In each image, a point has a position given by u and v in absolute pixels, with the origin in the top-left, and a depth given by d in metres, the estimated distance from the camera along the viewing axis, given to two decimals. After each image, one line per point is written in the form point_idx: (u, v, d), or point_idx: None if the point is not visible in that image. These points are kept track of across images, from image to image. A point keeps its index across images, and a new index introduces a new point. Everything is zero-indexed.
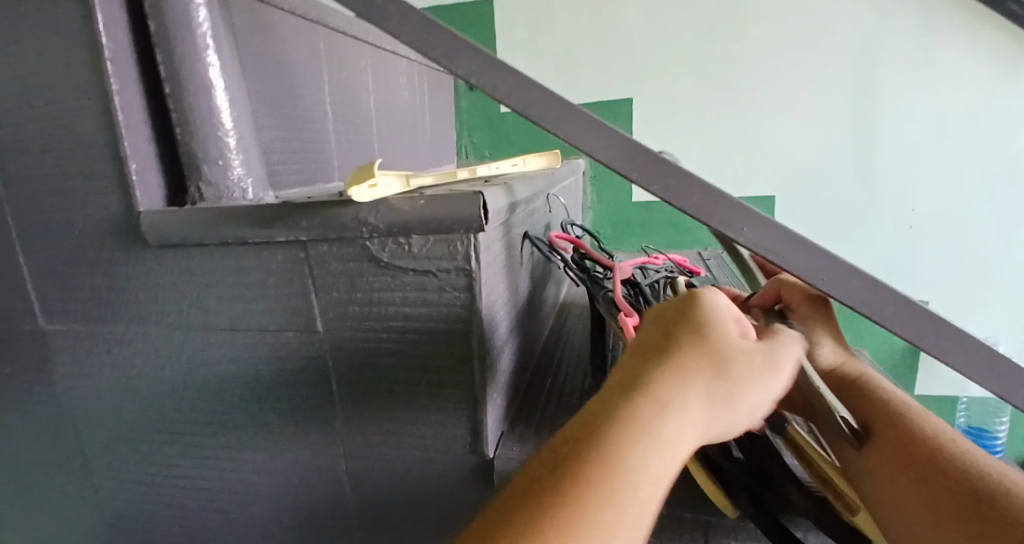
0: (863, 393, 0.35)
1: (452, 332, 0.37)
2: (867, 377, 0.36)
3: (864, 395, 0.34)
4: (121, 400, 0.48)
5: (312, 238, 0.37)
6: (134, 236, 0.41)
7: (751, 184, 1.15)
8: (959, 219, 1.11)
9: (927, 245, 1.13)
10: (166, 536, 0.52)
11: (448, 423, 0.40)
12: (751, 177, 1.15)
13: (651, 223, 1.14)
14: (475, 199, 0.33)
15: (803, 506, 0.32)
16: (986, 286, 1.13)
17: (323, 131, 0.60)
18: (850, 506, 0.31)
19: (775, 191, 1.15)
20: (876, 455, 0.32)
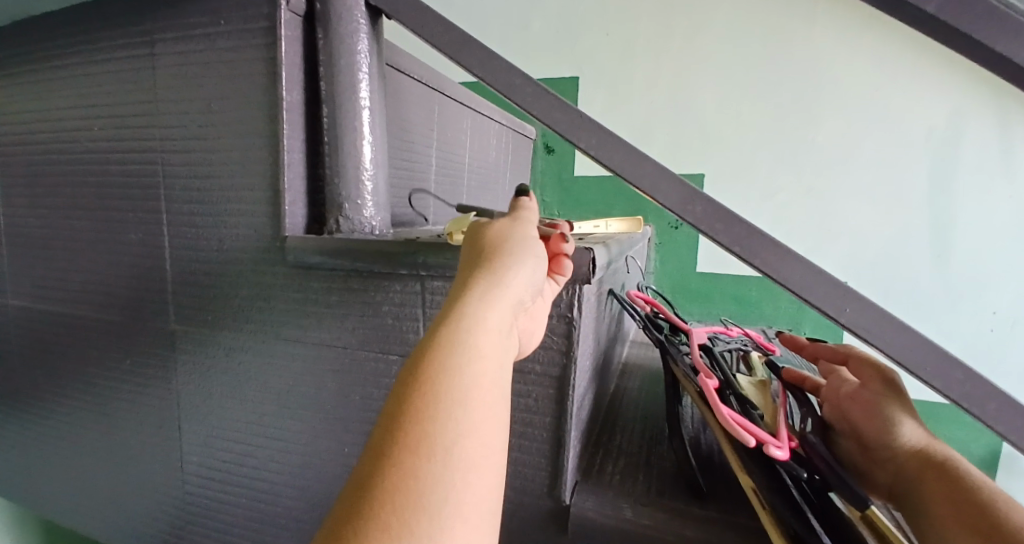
0: (950, 479, 0.35)
1: (546, 374, 0.40)
2: (952, 461, 0.36)
3: (939, 473, 0.35)
4: (225, 401, 0.53)
5: (431, 274, 0.41)
6: (274, 257, 0.47)
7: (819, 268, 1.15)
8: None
9: (1012, 348, 1.08)
10: (237, 536, 0.56)
11: (530, 461, 0.42)
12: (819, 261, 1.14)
13: (713, 295, 1.15)
14: (585, 255, 0.37)
15: None
16: None
17: (427, 180, 0.67)
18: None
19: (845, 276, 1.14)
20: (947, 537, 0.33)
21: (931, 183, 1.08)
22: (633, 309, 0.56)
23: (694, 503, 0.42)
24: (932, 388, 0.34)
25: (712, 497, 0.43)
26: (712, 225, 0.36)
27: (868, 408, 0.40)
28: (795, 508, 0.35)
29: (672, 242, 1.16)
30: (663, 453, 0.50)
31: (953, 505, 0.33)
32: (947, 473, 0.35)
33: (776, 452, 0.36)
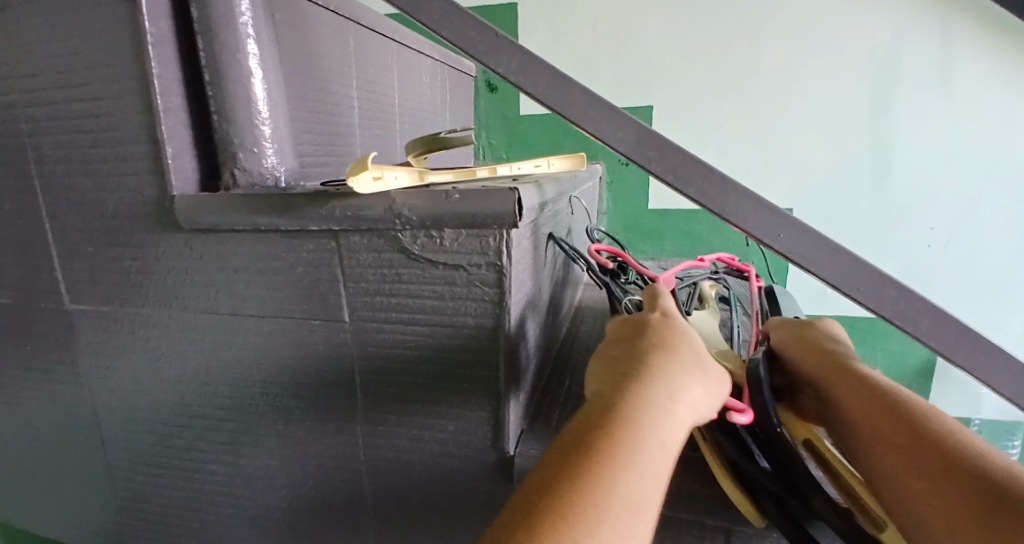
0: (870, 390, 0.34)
1: (480, 327, 0.37)
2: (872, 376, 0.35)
3: (864, 390, 0.34)
4: (141, 384, 0.49)
5: (345, 228, 0.37)
6: (166, 220, 0.41)
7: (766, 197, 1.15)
8: (978, 237, 1.10)
9: (945, 261, 1.12)
10: (178, 521, 0.53)
11: (470, 418, 0.40)
12: (767, 189, 1.14)
13: (665, 231, 1.14)
14: (510, 195, 0.33)
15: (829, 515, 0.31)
16: (1005, 303, 1.13)
17: (350, 125, 0.61)
18: (875, 520, 0.30)
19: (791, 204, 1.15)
20: (884, 461, 0.30)
21: (872, 104, 1.08)
22: (577, 252, 0.54)
23: None
24: (866, 309, 0.33)
25: None
26: (644, 153, 0.33)
27: (805, 348, 0.40)
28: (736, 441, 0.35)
29: (623, 180, 1.13)
30: None
31: (891, 426, 0.31)
32: (870, 390, 0.34)
33: (740, 418, 0.33)
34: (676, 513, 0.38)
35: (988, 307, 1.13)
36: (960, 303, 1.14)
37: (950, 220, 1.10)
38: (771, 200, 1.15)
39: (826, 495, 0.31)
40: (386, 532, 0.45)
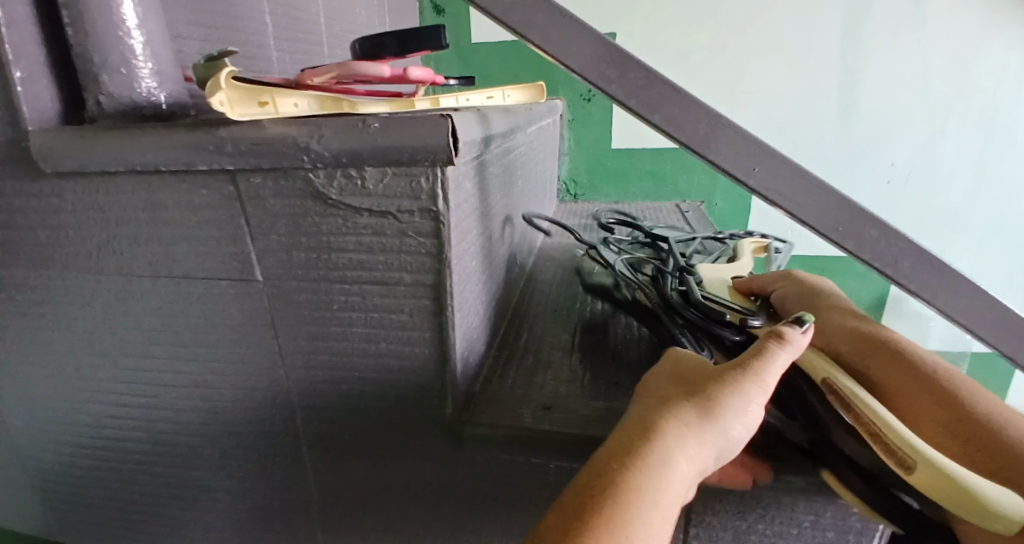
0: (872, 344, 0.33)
1: (417, 284, 0.32)
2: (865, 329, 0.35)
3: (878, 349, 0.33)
4: (30, 359, 0.42)
5: (245, 169, 0.30)
6: (26, 163, 0.34)
7: None
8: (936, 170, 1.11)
9: (905, 198, 1.13)
10: (103, 503, 0.48)
11: (410, 383, 0.35)
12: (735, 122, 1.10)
13: (627, 171, 1.10)
14: (441, 123, 0.27)
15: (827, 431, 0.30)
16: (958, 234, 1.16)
17: (262, 48, 0.52)
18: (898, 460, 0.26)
19: None
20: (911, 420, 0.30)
21: (843, 32, 1.03)
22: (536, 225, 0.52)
23: (599, 401, 0.38)
24: (843, 250, 0.30)
25: (621, 393, 0.39)
26: (604, 73, 0.28)
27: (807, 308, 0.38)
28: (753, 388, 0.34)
29: (586, 117, 1.06)
30: (570, 350, 0.46)
31: (939, 401, 0.29)
32: (904, 360, 0.32)
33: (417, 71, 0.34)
34: None
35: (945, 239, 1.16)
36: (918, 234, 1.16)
37: (911, 154, 1.09)
38: None
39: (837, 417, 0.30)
40: (331, 507, 0.42)
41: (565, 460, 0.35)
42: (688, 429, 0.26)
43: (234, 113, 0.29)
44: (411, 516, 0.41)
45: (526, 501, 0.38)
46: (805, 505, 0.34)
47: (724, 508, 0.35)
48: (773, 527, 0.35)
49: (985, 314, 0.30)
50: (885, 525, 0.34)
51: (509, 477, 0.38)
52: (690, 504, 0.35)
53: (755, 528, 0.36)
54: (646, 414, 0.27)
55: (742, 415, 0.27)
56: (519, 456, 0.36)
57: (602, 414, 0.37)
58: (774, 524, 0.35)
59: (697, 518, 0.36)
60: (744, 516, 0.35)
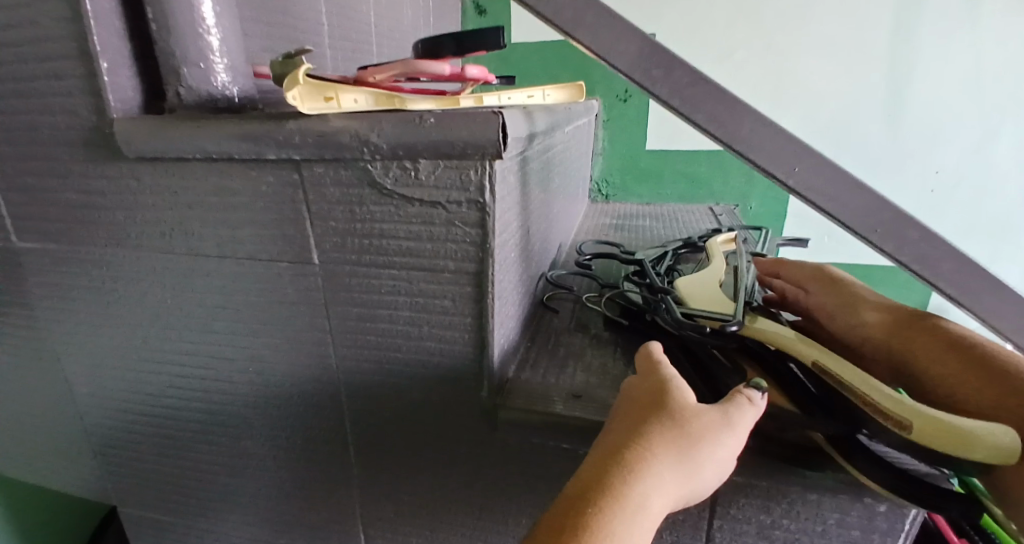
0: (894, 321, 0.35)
1: (461, 271, 0.34)
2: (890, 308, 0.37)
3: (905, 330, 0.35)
4: (100, 329, 0.45)
5: (308, 158, 0.32)
6: (109, 147, 0.37)
7: None
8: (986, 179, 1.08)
9: (950, 205, 1.10)
10: (157, 466, 0.51)
11: (451, 365, 0.37)
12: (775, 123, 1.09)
13: (661, 172, 1.10)
14: (493, 119, 0.29)
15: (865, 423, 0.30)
16: (1005, 244, 1.12)
17: (315, 44, 0.55)
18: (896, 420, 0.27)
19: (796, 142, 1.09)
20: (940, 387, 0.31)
21: (892, 34, 1.00)
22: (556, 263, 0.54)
23: None
24: (879, 252, 0.30)
25: None
26: (649, 73, 0.29)
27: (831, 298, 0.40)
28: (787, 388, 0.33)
29: (622, 117, 1.07)
30: (602, 344, 0.47)
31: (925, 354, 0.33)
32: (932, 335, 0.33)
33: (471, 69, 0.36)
34: None
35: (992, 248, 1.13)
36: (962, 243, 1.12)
37: (959, 160, 1.06)
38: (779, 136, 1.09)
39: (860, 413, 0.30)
40: (369, 479, 0.44)
41: (596, 445, 0.37)
42: (665, 471, 0.26)
43: (303, 107, 0.32)
44: (445, 493, 0.43)
45: (557, 485, 0.40)
46: (831, 502, 0.34)
47: (749, 502, 0.36)
48: (798, 523, 0.36)
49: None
50: (911, 526, 0.34)
51: (541, 460, 0.39)
52: (716, 495, 0.36)
53: (779, 522, 0.36)
54: (620, 443, 0.27)
55: (715, 459, 0.27)
56: (552, 440, 0.38)
57: None
58: (799, 520, 0.35)
59: (722, 510, 0.37)
60: (769, 511, 0.36)
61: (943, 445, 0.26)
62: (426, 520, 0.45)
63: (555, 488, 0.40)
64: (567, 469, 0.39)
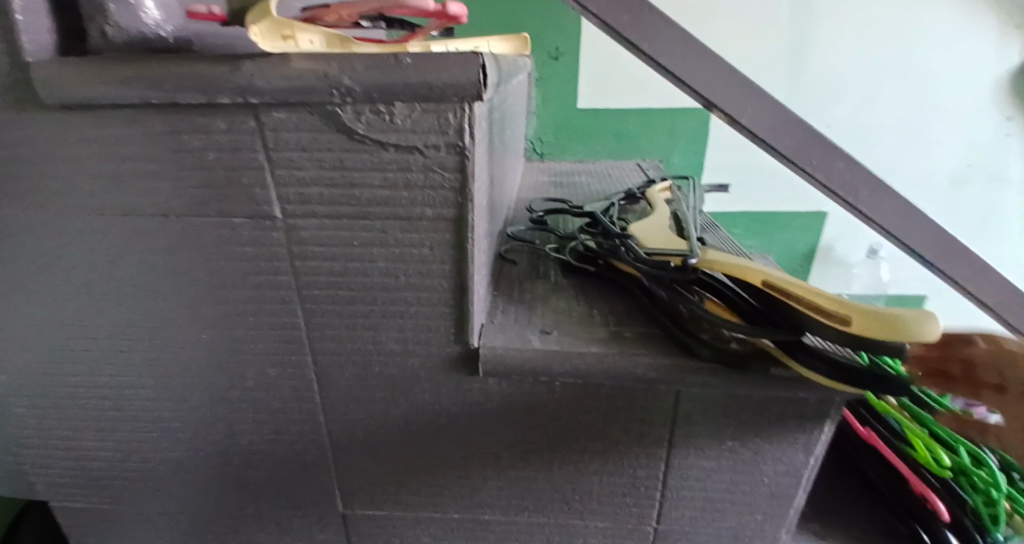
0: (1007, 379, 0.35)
1: (439, 218, 0.33)
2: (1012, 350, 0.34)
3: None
4: (18, 308, 0.40)
5: (270, 104, 0.30)
6: (23, 96, 0.32)
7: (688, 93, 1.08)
8: (892, 139, 1.16)
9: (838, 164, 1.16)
10: (98, 453, 0.47)
11: (428, 314, 0.37)
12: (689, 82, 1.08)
13: (592, 130, 1.13)
14: (473, 61, 0.29)
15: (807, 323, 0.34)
16: None
17: None
18: (839, 319, 0.32)
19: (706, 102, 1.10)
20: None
21: None
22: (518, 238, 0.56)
23: (595, 329, 0.42)
24: None
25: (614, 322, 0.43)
26: None
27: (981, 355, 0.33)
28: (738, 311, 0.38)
29: (554, 76, 1.08)
30: (561, 289, 0.49)
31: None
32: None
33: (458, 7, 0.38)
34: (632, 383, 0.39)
35: None
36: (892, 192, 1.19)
37: (845, 123, 1.13)
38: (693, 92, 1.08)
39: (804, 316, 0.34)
40: (341, 439, 0.44)
41: (572, 377, 0.39)
42: None
43: (263, 47, 0.30)
44: (423, 442, 0.43)
45: (532, 420, 0.42)
46: (771, 402, 0.39)
47: (704, 411, 0.40)
48: (743, 423, 0.41)
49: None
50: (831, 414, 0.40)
51: (517, 398, 0.41)
52: (676, 408, 0.40)
53: (728, 426, 0.41)
54: None
55: None
56: (529, 377, 0.39)
57: (601, 337, 0.40)
58: (746, 421, 0.40)
59: (680, 421, 0.41)
60: (719, 416, 0.41)
61: (877, 335, 0.30)
62: (402, 473, 0.45)
63: (530, 425, 0.42)
64: (542, 403, 0.41)
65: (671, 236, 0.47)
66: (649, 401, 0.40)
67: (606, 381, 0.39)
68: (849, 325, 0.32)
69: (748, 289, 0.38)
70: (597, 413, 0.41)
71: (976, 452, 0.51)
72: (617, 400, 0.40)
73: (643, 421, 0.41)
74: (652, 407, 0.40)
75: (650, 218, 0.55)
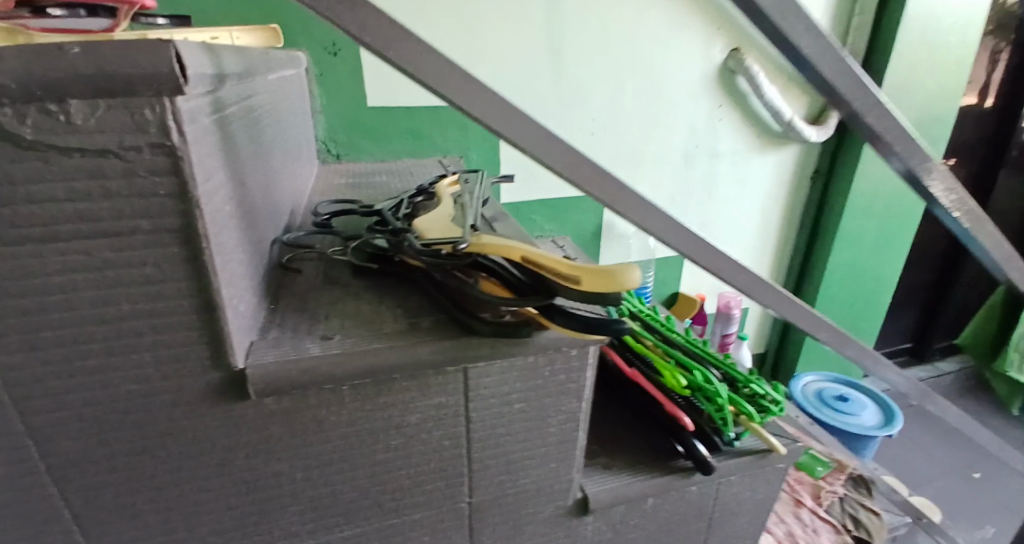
0: None
1: (160, 230, 0.29)
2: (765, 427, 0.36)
3: None
4: None
5: None
6: None
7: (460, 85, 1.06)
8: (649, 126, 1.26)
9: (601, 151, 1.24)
10: None
11: (173, 341, 0.32)
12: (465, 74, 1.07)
13: (386, 128, 1.11)
14: (160, 50, 0.25)
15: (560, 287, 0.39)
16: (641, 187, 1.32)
17: None
18: (580, 281, 0.37)
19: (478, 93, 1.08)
20: None
21: None
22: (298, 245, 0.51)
23: (379, 325, 0.41)
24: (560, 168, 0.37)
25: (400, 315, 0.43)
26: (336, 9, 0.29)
27: None
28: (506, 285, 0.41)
29: (334, 72, 1.03)
30: (347, 288, 0.47)
31: None
32: None
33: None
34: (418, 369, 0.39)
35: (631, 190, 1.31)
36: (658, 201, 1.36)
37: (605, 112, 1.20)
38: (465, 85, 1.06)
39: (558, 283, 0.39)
40: (95, 510, 0.37)
41: (357, 378, 0.37)
42: None
43: None
44: (187, 487, 0.38)
45: (326, 434, 0.39)
46: (546, 357, 0.43)
47: (492, 380, 0.43)
48: (530, 382, 0.44)
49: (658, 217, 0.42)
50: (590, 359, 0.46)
51: (305, 414, 0.38)
52: (466, 383, 0.42)
53: (516, 388, 0.44)
54: None
55: None
56: (311, 389, 0.37)
57: (386, 331, 0.40)
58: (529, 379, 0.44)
59: (473, 393, 0.43)
60: (507, 381, 0.43)
61: (606, 290, 0.37)
62: (186, 529, 0.40)
63: (325, 441, 0.40)
64: (333, 414, 0.39)
65: (449, 223, 0.50)
66: (440, 383, 0.41)
67: (394, 375, 0.39)
68: (586, 286, 0.37)
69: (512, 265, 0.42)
70: (382, 407, 0.40)
71: (704, 370, 0.62)
72: (409, 390, 0.40)
73: (434, 401, 0.41)
74: (436, 389, 0.41)
75: (436, 210, 0.56)
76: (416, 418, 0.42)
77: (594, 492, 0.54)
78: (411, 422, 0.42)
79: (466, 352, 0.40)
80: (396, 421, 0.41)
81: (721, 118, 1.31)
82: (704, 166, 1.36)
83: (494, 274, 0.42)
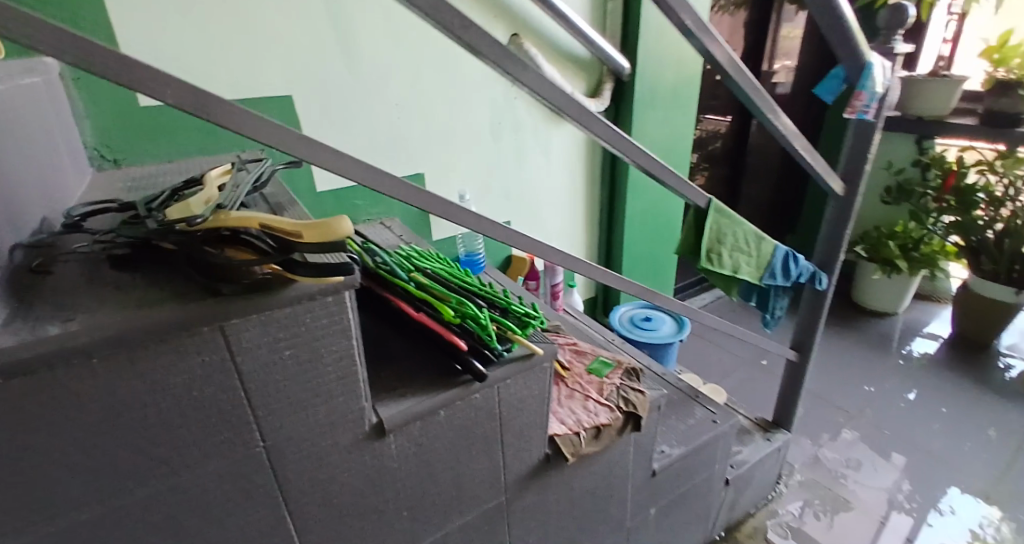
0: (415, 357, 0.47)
1: None
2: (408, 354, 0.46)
3: None
4: None
5: None
6: None
7: (251, 79, 1.06)
8: (448, 107, 1.36)
9: (407, 134, 1.32)
10: None
11: None
12: (253, 69, 1.06)
13: (173, 130, 1.08)
14: None
15: (283, 247, 0.47)
16: (452, 164, 1.43)
17: None
18: (299, 234, 0.45)
19: (271, 89, 1.09)
20: None
21: None
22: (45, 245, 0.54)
23: (129, 303, 0.46)
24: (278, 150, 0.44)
25: (153, 289, 0.48)
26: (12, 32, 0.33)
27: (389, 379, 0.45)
28: (250, 248, 0.48)
29: (93, 78, 0.97)
30: (103, 277, 0.51)
31: None
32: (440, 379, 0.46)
33: None
34: (167, 334, 0.45)
35: (443, 168, 1.41)
36: (473, 178, 1.49)
37: (403, 98, 1.27)
38: (255, 79, 1.07)
39: (284, 240, 0.47)
40: None
41: (108, 348, 0.43)
42: None
43: None
44: None
45: (95, 402, 0.44)
46: (301, 309, 0.51)
47: (250, 333, 0.49)
48: (289, 329, 0.52)
49: (372, 173, 0.49)
50: (350, 303, 0.55)
51: (60, 385, 0.42)
52: (225, 340, 0.48)
53: (279, 337, 0.51)
54: None
55: None
56: (61, 364, 0.41)
57: (136, 307, 0.45)
58: (287, 325, 0.51)
59: (237, 348, 0.49)
60: (268, 332, 0.50)
61: (322, 237, 0.45)
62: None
63: (89, 410, 0.44)
64: (91, 383, 0.43)
65: (202, 204, 0.55)
66: (198, 344, 0.47)
67: (144, 342, 0.44)
68: (305, 237, 0.45)
69: (252, 233, 0.48)
70: (144, 372, 0.45)
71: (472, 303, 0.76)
72: (167, 352, 0.46)
73: (197, 359, 0.48)
74: (197, 348, 0.47)
75: (199, 192, 0.60)
76: (182, 378, 0.48)
77: (388, 417, 0.65)
78: (178, 382, 0.47)
79: (214, 313, 0.46)
80: (162, 382, 0.47)
81: (513, 96, 1.47)
82: (509, 142, 1.52)
83: (239, 241, 0.48)
